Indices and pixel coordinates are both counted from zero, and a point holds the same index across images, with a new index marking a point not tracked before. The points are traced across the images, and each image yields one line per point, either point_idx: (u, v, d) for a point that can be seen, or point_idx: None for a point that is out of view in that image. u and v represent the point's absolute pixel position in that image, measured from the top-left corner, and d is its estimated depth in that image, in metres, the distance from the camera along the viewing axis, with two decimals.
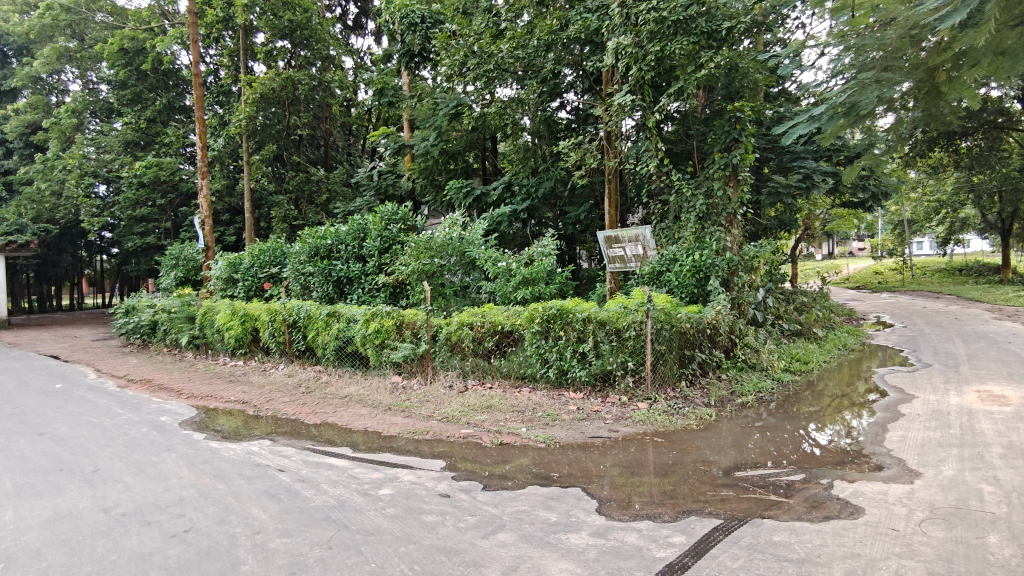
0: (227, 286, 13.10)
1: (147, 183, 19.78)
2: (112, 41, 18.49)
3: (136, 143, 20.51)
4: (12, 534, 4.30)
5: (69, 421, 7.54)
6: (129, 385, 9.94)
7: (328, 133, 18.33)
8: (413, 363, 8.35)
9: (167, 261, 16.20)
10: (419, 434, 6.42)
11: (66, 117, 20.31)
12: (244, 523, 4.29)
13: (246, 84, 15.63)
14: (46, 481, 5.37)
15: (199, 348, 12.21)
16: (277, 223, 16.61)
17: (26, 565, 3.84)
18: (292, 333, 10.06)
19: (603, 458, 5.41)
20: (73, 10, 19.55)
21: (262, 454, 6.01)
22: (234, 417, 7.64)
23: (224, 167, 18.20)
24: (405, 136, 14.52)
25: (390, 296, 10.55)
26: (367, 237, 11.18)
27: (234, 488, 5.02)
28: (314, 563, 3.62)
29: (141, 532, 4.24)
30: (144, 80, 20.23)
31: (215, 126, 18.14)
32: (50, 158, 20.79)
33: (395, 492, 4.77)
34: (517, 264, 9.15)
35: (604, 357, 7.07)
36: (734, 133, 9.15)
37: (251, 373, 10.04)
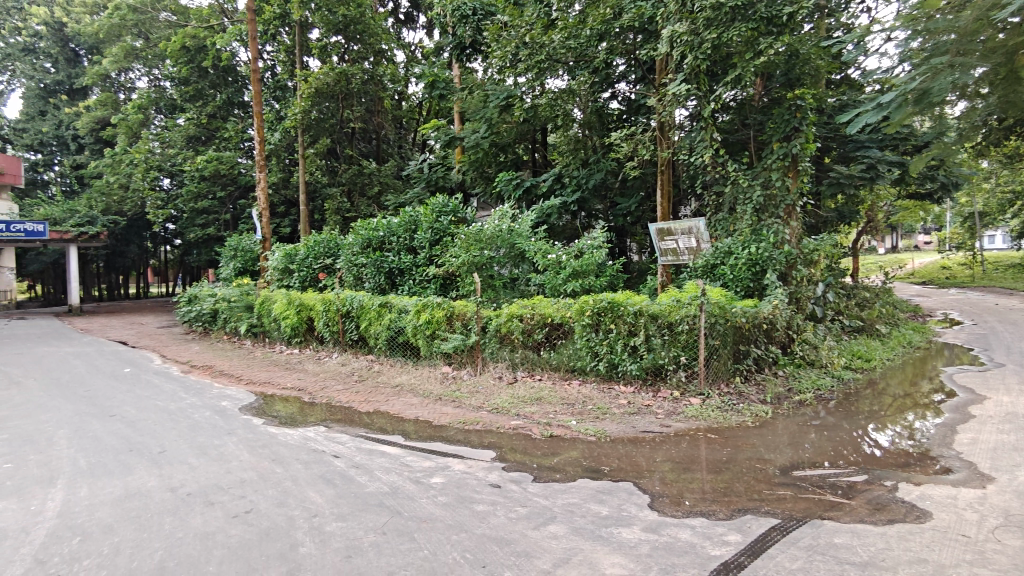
0: (284, 276, 13.47)
1: (207, 176, 20.55)
2: (175, 39, 19.16)
3: (198, 138, 21.28)
4: (86, 510, 4.54)
5: (137, 403, 7.92)
6: (192, 370, 10.35)
7: (379, 127, 18.58)
8: (464, 354, 8.43)
9: (227, 252, 16.78)
10: (470, 424, 6.48)
11: (133, 113, 21.19)
12: (302, 506, 4.41)
13: (302, 80, 16.08)
14: (116, 461, 5.65)
15: (257, 336, 12.62)
16: (331, 216, 17.01)
17: (100, 539, 4.05)
18: (346, 323, 10.27)
19: (654, 454, 5.34)
20: (140, 10, 20.40)
21: (318, 440, 6.17)
22: (290, 403, 7.87)
23: (280, 160, 18.76)
24: (455, 128, 14.60)
25: (441, 287, 10.65)
26: (418, 229, 11.31)
27: (292, 472, 5.18)
28: (369, 548, 3.70)
29: (205, 511, 4.41)
30: (205, 77, 20.91)
31: (272, 120, 18.68)
32: (118, 152, 21.87)
33: (446, 481, 4.83)
34: (567, 256, 9.12)
35: (656, 351, 6.97)
36: (794, 122, 8.84)
37: (307, 361, 10.31)
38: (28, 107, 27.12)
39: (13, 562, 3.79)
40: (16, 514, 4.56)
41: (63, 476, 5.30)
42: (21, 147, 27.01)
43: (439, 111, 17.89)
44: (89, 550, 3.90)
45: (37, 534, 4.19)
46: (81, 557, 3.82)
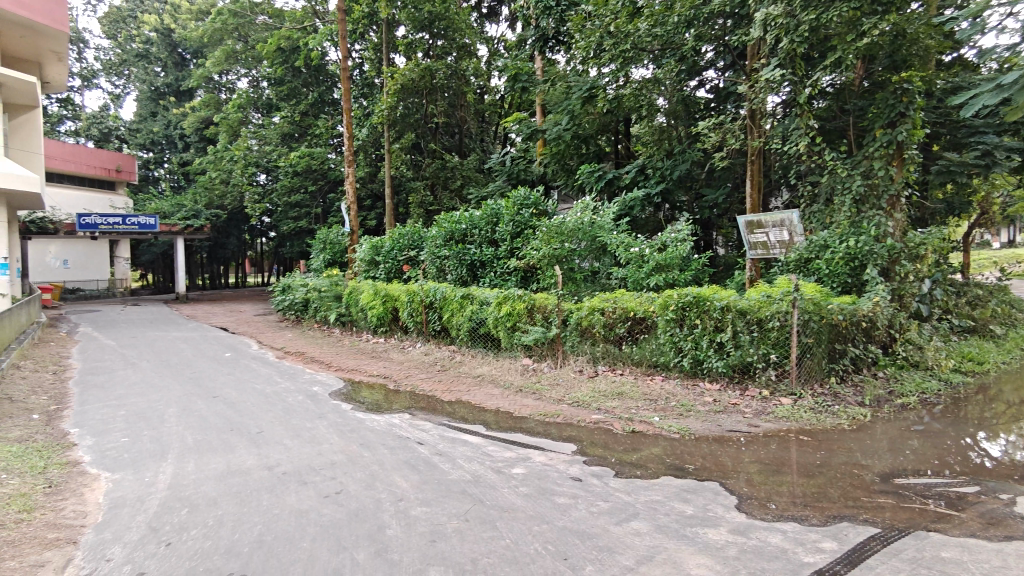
0: (370, 267, 13.93)
1: (300, 172, 21.53)
2: (271, 41, 20.10)
3: (291, 135, 22.26)
4: (193, 484, 4.88)
5: (238, 386, 8.43)
6: (286, 356, 10.89)
7: (463, 121, 18.78)
8: (544, 347, 8.45)
9: (316, 244, 17.51)
10: (550, 417, 6.49)
11: (234, 112, 22.42)
12: (388, 490, 4.56)
13: (389, 76, 16.57)
14: (220, 439, 6.04)
15: (346, 325, 13.13)
16: (415, 209, 17.49)
17: (205, 511, 4.34)
18: (429, 313, 10.51)
19: (741, 454, 5.16)
20: (240, 14, 21.47)
21: (403, 427, 6.35)
22: (376, 390, 8.14)
23: (367, 156, 19.42)
24: (537, 121, 14.58)
25: (522, 280, 10.70)
26: (500, 222, 11.37)
27: (379, 457, 5.36)
28: (452, 534, 3.78)
29: (299, 490, 4.64)
30: (298, 77, 21.85)
31: (360, 117, 19.37)
32: (221, 150, 23.32)
33: (528, 472, 4.86)
34: (650, 249, 8.92)
35: (744, 348, 6.72)
36: (900, 107, 8.26)
37: (392, 350, 10.63)
38: (141, 109, 29.27)
39: (130, 529, 4.14)
40: (132, 484, 4.96)
41: (173, 451, 5.73)
42: (135, 147, 29.21)
43: (522, 104, 17.90)
44: (196, 521, 4.19)
45: (150, 504, 4.55)
46: (189, 527, 4.11)
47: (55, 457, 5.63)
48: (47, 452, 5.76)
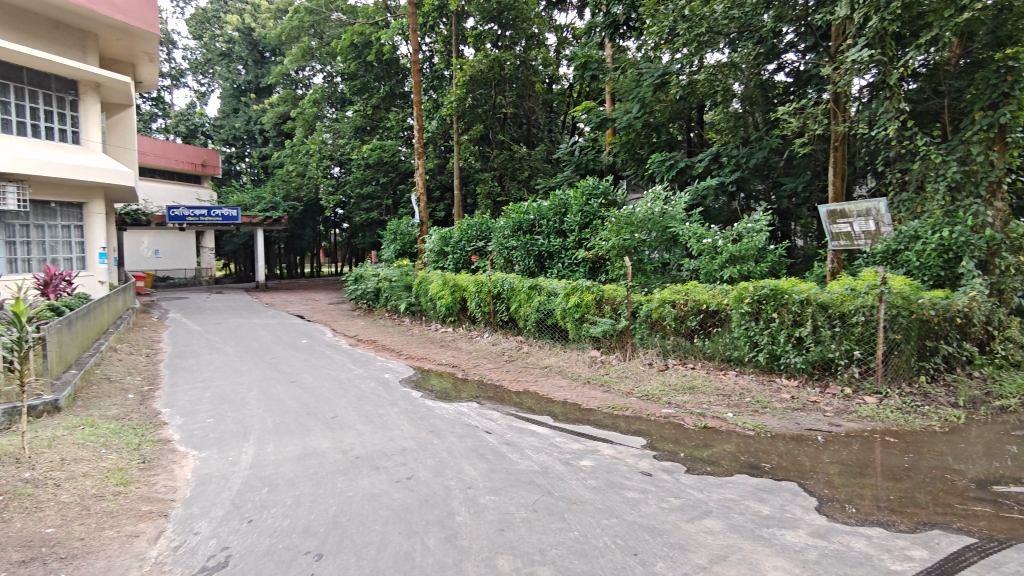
0: (439, 258, 14.15)
1: (372, 165, 22.17)
2: (345, 36, 20.64)
3: (363, 129, 22.83)
4: (273, 465, 5.10)
5: (314, 372, 8.74)
6: (359, 344, 11.21)
7: (531, 111, 18.73)
8: (613, 339, 8.35)
9: (388, 235, 17.90)
10: (619, 409, 6.41)
11: (309, 107, 23.15)
12: (457, 477, 4.62)
13: (458, 68, 16.69)
14: (297, 423, 6.28)
15: (415, 314, 13.39)
16: (482, 200, 17.65)
17: (284, 491, 4.53)
18: (497, 304, 10.57)
19: (821, 454, 4.94)
20: (315, 11, 22.10)
21: (471, 416, 6.42)
22: (445, 379, 8.27)
23: (436, 148, 19.80)
24: (606, 109, 14.36)
25: (590, 271, 10.60)
26: (568, 212, 11.28)
27: (448, 444, 5.44)
28: (521, 524, 3.78)
29: (372, 474, 4.76)
30: (370, 70, 22.19)
31: (430, 109, 19.63)
32: (297, 144, 24.24)
33: (596, 465, 4.81)
34: (724, 240, 8.64)
35: (825, 343, 6.42)
36: (1003, 87, 7.68)
37: (460, 340, 10.76)
38: (224, 106, 30.66)
39: (216, 505, 4.36)
40: (217, 462, 5.23)
41: (254, 433, 6.00)
42: (219, 142, 30.70)
43: (591, 93, 17.71)
44: (275, 500, 4.37)
45: (234, 482, 4.78)
46: (269, 505, 4.30)
47: (149, 435, 6.00)
48: (141, 430, 6.15)
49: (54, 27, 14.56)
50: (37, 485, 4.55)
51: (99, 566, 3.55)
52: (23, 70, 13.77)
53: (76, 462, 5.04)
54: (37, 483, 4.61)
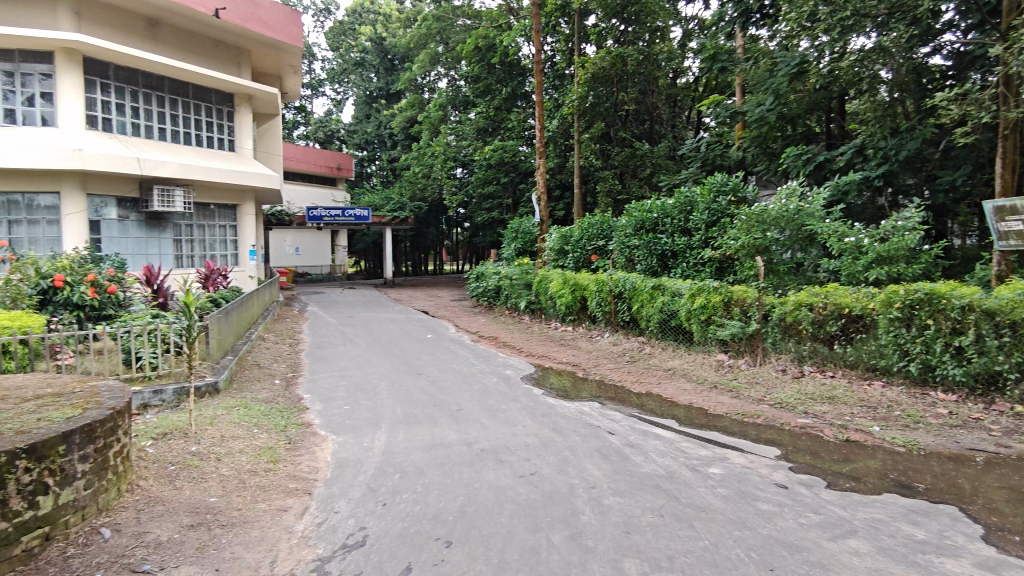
0: (559, 257, 14.21)
1: (493, 165, 22.90)
2: (469, 41, 21.24)
3: (485, 130, 23.39)
4: (404, 452, 5.35)
5: (439, 365, 9.08)
6: (481, 340, 11.51)
7: (654, 107, 18.34)
8: (742, 343, 8.00)
9: (508, 233, 18.24)
10: (749, 417, 6.12)
11: (435, 111, 24.07)
12: (581, 476, 4.62)
13: (580, 66, 16.60)
14: (425, 414, 6.55)
15: (535, 312, 13.57)
16: (603, 198, 17.55)
17: (414, 479, 4.74)
18: (618, 304, 10.45)
19: (987, 477, 4.44)
20: (442, 18, 22.91)
21: (594, 415, 6.39)
22: (565, 377, 8.31)
23: (557, 147, 19.89)
24: (735, 103, 13.74)
25: (717, 271, 10.21)
26: (695, 210, 10.90)
27: (571, 442, 5.45)
28: (647, 528, 3.72)
29: (497, 467, 4.87)
30: (493, 73, 22.62)
31: (551, 109, 19.84)
32: (424, 146, 25.32)
33: (725, 473, 4.63)
34: (869, 239, 8.00)
35: (991, 355, 5.76)
36: None
37: (581, 339, 10.74)
38: (357, 113, 32.56)
39: (354, 487, 4.65)
40: (354, 448, 5.57)
41: (386, 421, 6.33)
42: (353, 146, 32.79)
43: (718, 86, 17.04)
44: (407, 486, 4.60)
45: (369, 466, 5.07)
46: (402, 491, 4.52)
47: (294, 418, 6.52)
48: (287, 413, 6.69)
49: (215, 45, 16.13)
50: (201, 458, 5.07)
51: (254, 536, 3.90)
52: (189, 86, 15.37)
53: (233, 440, 5.56)
54: (202, 456, 5.13)
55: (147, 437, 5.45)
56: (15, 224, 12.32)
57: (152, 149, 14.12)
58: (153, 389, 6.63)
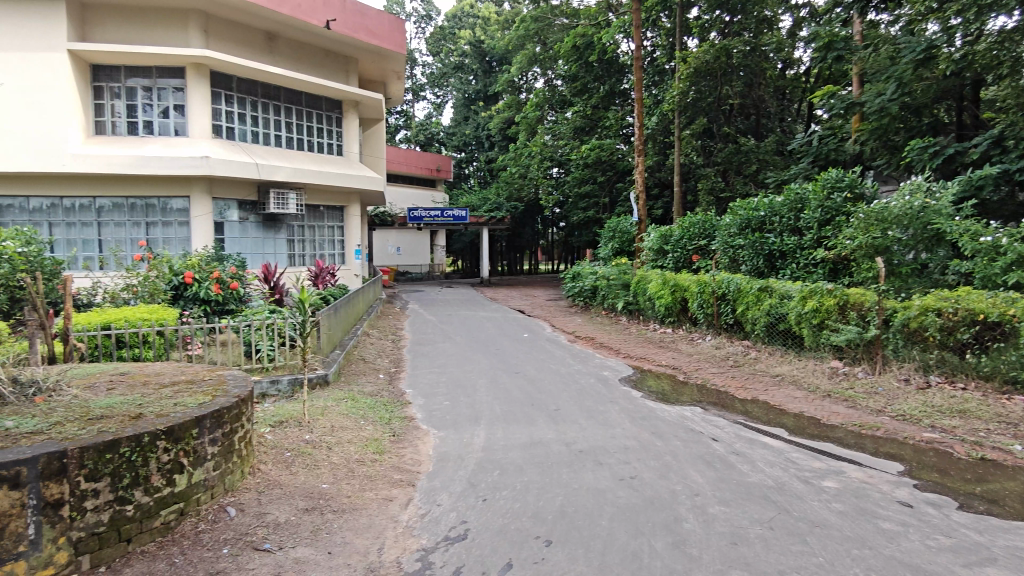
0: (658, 256, 13.93)
1: (590, 165, 22.78)
2: (568, 40, 21.24)
3: (583, 129, 23.33)
4: (503, 449, 5.42)
5: (537, 365, 9.14)
6: (578, 340, 11.48)
7: (760, 101, 17.54)
8: (859, 349, 7.51)
9: (605, 233, 18.08)
10: (867, 429, 5.74)
11: (532, 111, 24.28)
12: (683, 482, 4.50)
13: (682, 61, 16.14)
14: (523, 412, 6.61)
15: (633, 313, 13.38)
16: (704, 197, 17.06)
17: (513, 476, 4.79)
18: (722, 306, 10.10)
19: None
20: (540, 18, 22.97)
21: (696, 420, 6.21)
22: (665, 380, 8.13)
23: (656, 144, 19.48)
24: (852, 93, 12.88)
25: (831, 273, 9.65)
26: (806, 208, 10.33)
27: (672, 447, 5.32)
28: (756, 540, 3.57)
29: (595, 469, 4.84)
30: (591, 72, 22.46)
31: (650, 106, 19.51)
32: (521, 146, 25.52)
33: (842, 487, 4.36)
34: (1009, 239, 7.29)
35: None
36: None
37: (680, 341, 10.48)
38: (456, 115, 33.33)
39: (455, 481, 4.76)
40: (454, 443, 5.71)
41: (485, 418, 6.45)
42: (452, 148, 33.65)
43: (832, 75, 16.04)
44: (507, 483, 4.66)
45: (470, 461, 5.18)
46: (501, 487, 4.58)
47: (399, 412, 6.77)
48: (391, 407, 6.96)
49: (325, 55, 17.00)
50: (314, 446, 5.37)
51: (363, 522, 4.08)
52: (303, 95, 16.32)
53: (342, 430, 5.85)
54: (314, 444, 5.43)
55: (267, 424, 5.85)
56: (152, 225, 13.58)
57: (269, 155, 15.08)
58: (271, 379, 7.08)
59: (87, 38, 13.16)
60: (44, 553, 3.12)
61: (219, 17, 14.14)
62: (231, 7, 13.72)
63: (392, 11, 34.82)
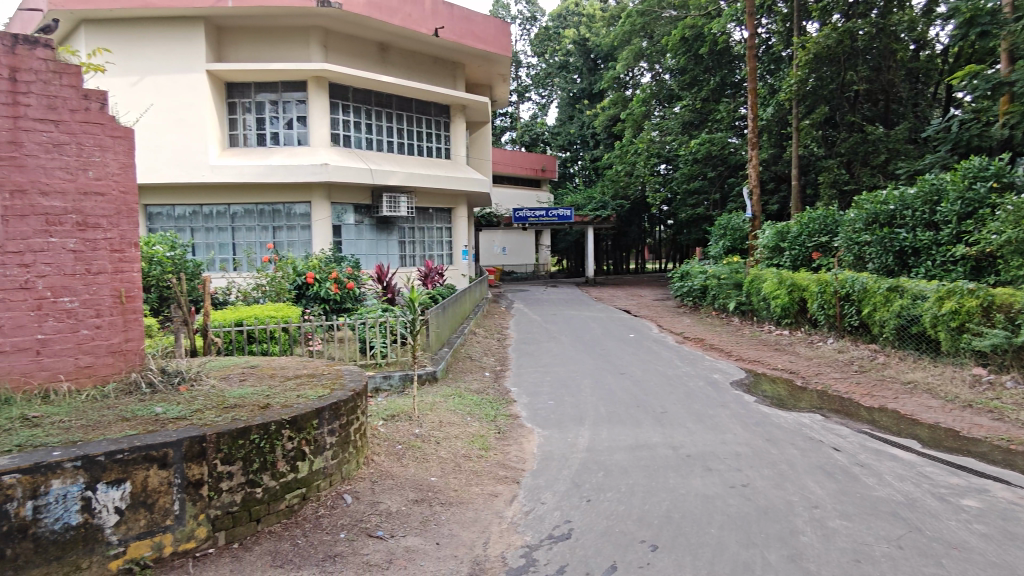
0: (774, 254, 13.25)
1: (700, 159, 22.04)
2: (676, 32, 20.66)
3: (692, 123, 22.65)
4: (607, 451, 5.36)
5: (643, 366, 8.96)
6: (687, 341, 11.15)
7: (891, 84, 16.22)
8: (1006, 356, 6.76)
9: (716, 230, 17.45)
10: (1016, 444, 5.16)
11: (638, 107, 23.75)
12: (800, 493, 4.24)
13: (800, 47, 15.22)
14: (629, 413, 6.51)
15: (746, 314, 12.82)
16: (825, 190, 16.04)
17: (618, 478, 4.72)
18: (845, 307, 9.46)
19: None
20: (646, 12, 22.45)
21: (814, 428, 5.85)
22: (781, 385, 7.72)
23: (771, 136, 18.57)
24: (1000, 71, 11.64)
25: (972, 271, 8.82)
26: (943, 200, 9.42)
27: (788, 456, 5.04)
28: (883, 559, 3.31)
29: (704, 475, 4.68)
30: (700, 64, 21.97)
31: (766, 95, 18.62)
32: (626, 144, 24.77)
33: (984, 507, 3.95)
34: None
35: None
36: None
37: (799, 344, 9.92)
38: (562, 114, 33.50)
39: (559, 480, 4.77)
40: (558, 442, 5.71)
41: (589, 418, 6.40)
42: (557, 148, 33.68)
43: (976, 54, 14.53)
44: (611, 485, 4.60)
45: (574, 462, 5.17)
46: (606, 489, 4.53)
47: (504, 410, 6.88)
48: (497, 404, 7.08)
49: (434, 62, 17.56)
50: (423, 440, 5.56)
51: (469, 516, 4.18)
52: (412, 101, 16.94)
53: (450, 426, 6.02)
54: (423, 438, 5.62)
55: (380, 418, 6.12)
56: (278, 229, 14.63)
57: (382, 160, 15.77)
58: (383, 374, 7.43)
59: (222, 59, 14.36)
60: (187, 527, 3.45)
61: (337, 31, 14.97)
62: (347, 21, 14.47)
63: (498, 15, 35.39)
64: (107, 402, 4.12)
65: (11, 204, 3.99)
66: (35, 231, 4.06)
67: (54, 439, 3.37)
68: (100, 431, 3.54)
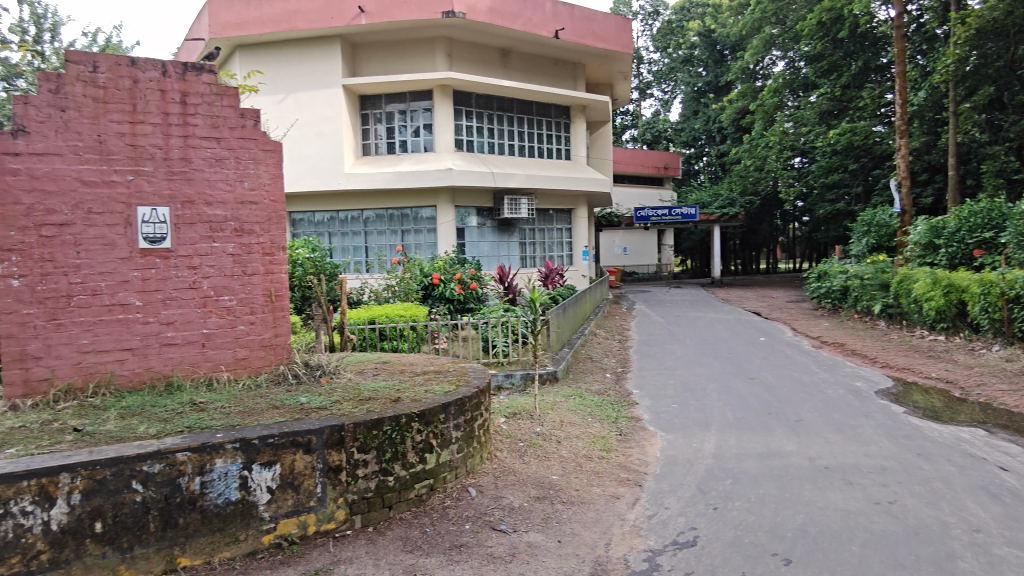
0: (927, 252, 12.06)
1: (840, 151, 20.54)
2: (812, 16, 19.32)
3: (830, 112, 21.10)
4: (734, 458, 5.14)
5: (775, 371, 8.49)
6: (824, 346, 10.43)
7: None
8: None
9: (858, 226, 16.17)
10: None
11: (769, 98, 22.27)
12: (958, 515, 3.84)
13: (959, 22, 13.65)
14: (758, 420, 6.19)
15: (893, 317, 11.78)
16: (990, 180, 14.38)
17: (747, 487, 4.52)
18: (1015, 310, 8.44)
19: None
20: None
21: (975, 444, 5.26)
22: (936, 395, 7.01)
23: (923, 122, 16.91)
24: None
25: None
26: None
27: (943, 473, 4.58)
28: None
29: (844, 489, 4.36)
30: (840, 48, 20.50)
31: (917, 78, 17.02)
32: (756, 137, 23.62)
33: None
34: None
35: None
36: None
37: (957, 351, 8.97)
38: (686, 109, 32.43)
39: (683, 485, 4.64)
40: (682, 447, 5.56)
41: (716, 424, 6.16)
42: (681, 144, 32.71)
43: None
44: (739, 493, 4.41)
45: (698, 467, 5.00)
46: (733, 497, 4.35)
47: (626, 412, 6.79)
48: (619, 406, 7.00)
49: (554, 64, 17.68)
50: (544, 438, 5.63)
51: (591, 517, 4.18)
52: (534, 104, 17.15)
53: (570, 425, 6.05)
54: (544, 437, 5.69)
55: (502, 415, 6.27)
56: (406, 232, 15.38)
57: (504, 163, 16.09)
58: (506, 372, 7.61)
59: (356, 73, 15.32)
60: (328, 509, 3.74)
61: (461, 40, 15.48)
62: (471, 29, 14.94)
63: (619, 12, 34.95)
64: (260, 391, 4.55)
65: (182, 213, 4.51)
66: (202, 237, 4.57)
67: (217, 423, 3.76)
68: (254, 417, 3.92)
